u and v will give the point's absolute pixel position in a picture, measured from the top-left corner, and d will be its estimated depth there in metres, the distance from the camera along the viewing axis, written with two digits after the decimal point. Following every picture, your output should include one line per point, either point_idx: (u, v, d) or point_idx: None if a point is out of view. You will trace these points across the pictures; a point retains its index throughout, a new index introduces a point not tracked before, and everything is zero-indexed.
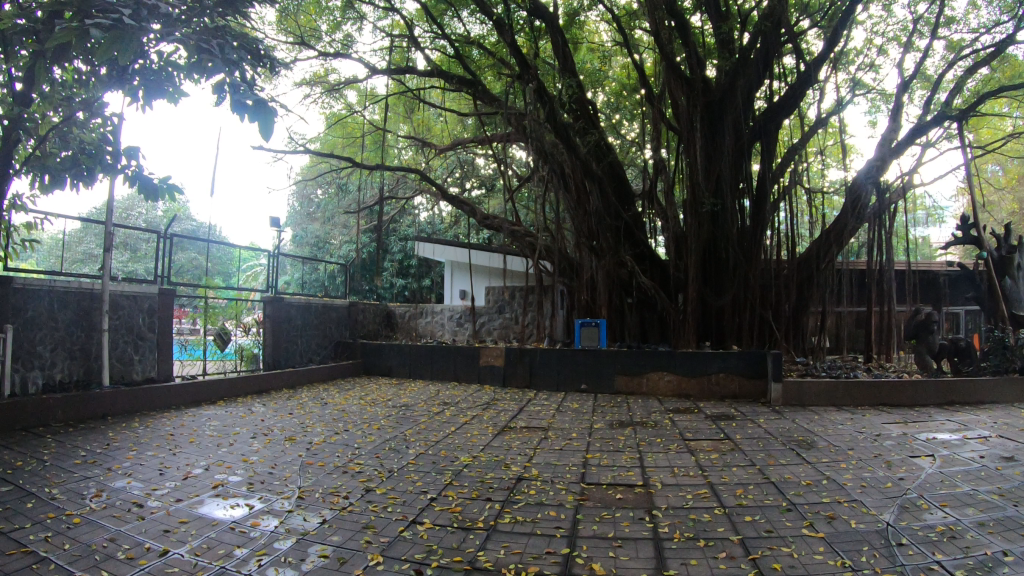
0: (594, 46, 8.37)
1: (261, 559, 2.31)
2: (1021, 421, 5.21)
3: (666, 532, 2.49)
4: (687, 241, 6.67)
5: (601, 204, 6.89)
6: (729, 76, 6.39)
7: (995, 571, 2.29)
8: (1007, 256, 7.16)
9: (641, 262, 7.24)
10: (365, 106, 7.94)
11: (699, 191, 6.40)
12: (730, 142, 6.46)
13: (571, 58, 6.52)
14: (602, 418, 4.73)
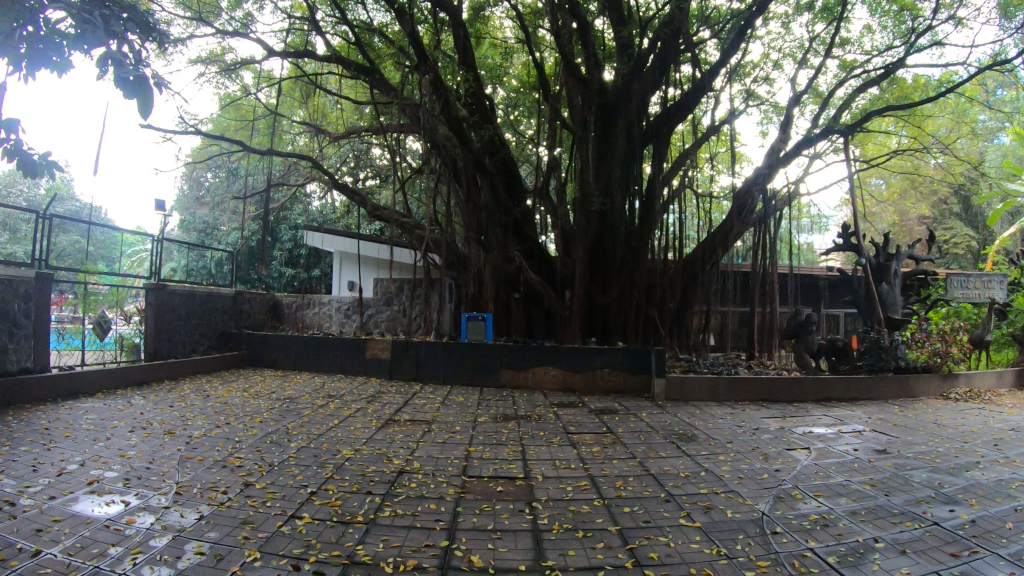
0: (497, 42, 8.41)
1: (137, 558, 2.20)
2: (892, 417, 5.57)
3: (545, 524, 2.52)
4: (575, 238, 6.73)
5: (491, 198, 6.89)
6: (625, 80, 6.48)
7: (864, 557, 2.44)
8: (885, 263, 7.69)
9: (529, 258, 7.29)
10: (261, 88, 7.69)
11: (588, 189, 6.51)
12: (622, 144, 6.58)
13: (471, 53, 6.49)
14: (487, 412, 4.76)
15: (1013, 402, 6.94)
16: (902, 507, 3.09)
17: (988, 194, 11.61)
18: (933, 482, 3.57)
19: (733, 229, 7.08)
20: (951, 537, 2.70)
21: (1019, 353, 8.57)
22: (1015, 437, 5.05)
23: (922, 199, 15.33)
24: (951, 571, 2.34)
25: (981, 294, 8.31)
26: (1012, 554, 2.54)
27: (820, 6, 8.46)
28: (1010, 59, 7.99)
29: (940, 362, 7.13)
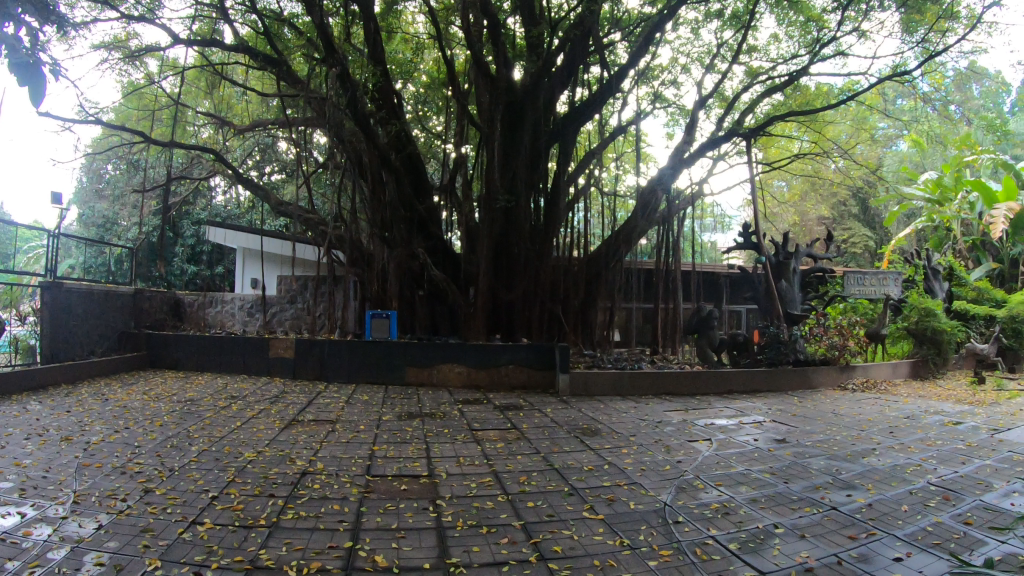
0: (408, 37, 8.38)
1: (32, 572, 2.10)
2: (790, 409, 5.83)
3: (450, 521, 2.53)
4: (480, 235, 6.76)
5: (396, 195, 6.85)
6: (534, 79, 6.47)
7: (764, 542, 2.54)
8: (784, 261, 7.98)
9: (433, 255, 7.26)
10: (166, 77, 7.41)
11: (494, 187, 6.54)
12: (528, 143, 6.65)
13: (381, 48, 6.45)
14: (391, 410, 4.73)
15: (905, 391, 7.34)
16: (801, 493, 3.24)
17: (882, 196, 12.24)
18: (830, 469, 3.74)
19: (637, 227, 7.26)
20: (848, 520, 2.85)
21: (912, 345, 9.08)
22: (908, 425, 5.35)
23: (822, 201, 16.05)
24: (847, 553, 2.47)
25: (877, 291, 8.84)
26: (904, 535, 2.69)
27: (729, 14, 8.78)
28: (905, 70, 8.49)
29: (837, 355, 7.52)
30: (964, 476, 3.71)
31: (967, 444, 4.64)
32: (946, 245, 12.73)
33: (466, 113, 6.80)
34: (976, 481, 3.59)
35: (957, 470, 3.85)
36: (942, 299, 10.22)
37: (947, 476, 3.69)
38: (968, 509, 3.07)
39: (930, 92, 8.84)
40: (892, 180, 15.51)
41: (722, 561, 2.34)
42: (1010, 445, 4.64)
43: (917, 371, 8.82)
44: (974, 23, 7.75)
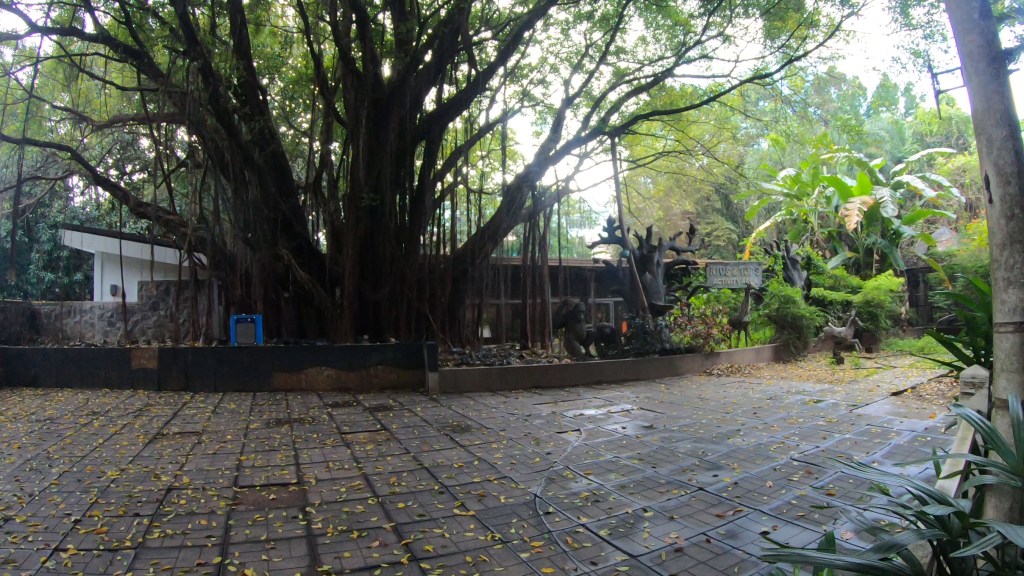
0: (276, 32, 8.17)
1: None
2: (654, 396, 6.12)
3: (320, 528, 2.51)
4: (344, 235, 6.73)
5: (260, 195, 6.68)
6: (400, 77, 6.50)
7: (634, 527, 2.67)
8: (647, 254, 8.31)
9: (298, 255, 7.11)
10: (19, 68, 6.89)
11: (359, 186, 6.53)
12: (393, 140, 6.66)
13: (246, 42, 6.27)
14: (259, 418, 4.61)
15: (767, 374, 7.85)
16: (669, 476, 3.42)
17: (742, 192, 12.98)
18: (696, 451, 3.96)
19: (502, 224, 7.46)
20: (715, 500, 3.03)
21: (775, 331, 9.70)
22: (770, 405, 5.73)
23: (687, 197, 16.85)
24: (713, 530, 2.63)
25: (739, 281, 9.17)
26: (770, 509, 2.89)
27: (598, 17, 9.08)
28: (767, 74, 9.05)
29: (702, 342, 7.97)
30: (824, 450, 4.01)
31: (826, 420, 5.02)
32: (805, 237, 13.66)
33: (331, 110, 6.71)
34: (832, 454, 3.89)
35: (818, 445, 4.16)
36: (801, 287, 10.99)
37: (809, 451, 3.98)
38: (826, 481, 3.33)
39: (788, 95, 9.49)
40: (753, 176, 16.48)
41: (593, 548, 2.44)
42: (865, 418, 5.05)
43: (780, 354, 9.44)
44: (830, 31, 8.35)
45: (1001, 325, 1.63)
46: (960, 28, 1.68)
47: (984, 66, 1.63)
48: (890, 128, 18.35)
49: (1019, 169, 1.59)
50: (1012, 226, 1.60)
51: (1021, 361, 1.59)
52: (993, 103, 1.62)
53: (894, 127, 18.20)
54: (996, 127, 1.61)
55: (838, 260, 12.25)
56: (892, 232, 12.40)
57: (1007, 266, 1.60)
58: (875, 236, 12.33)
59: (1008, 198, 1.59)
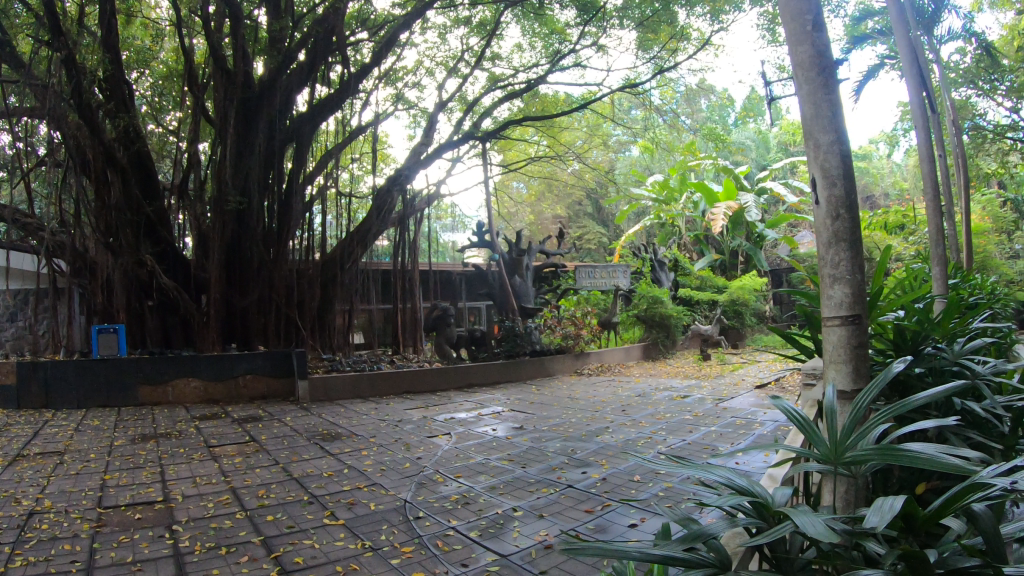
0: (147, 23, 7.84)
1: None
2: (524, 397, 6.33)
3: (187, 546, 2.50)
4: (210, 239, 6.53)
5: (122, 195, 6.39)
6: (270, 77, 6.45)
7: (504, 527, 2.80)
8: (516, 258, 8.67)
9: (162, 261, 6.80)
10: None
11: (225, 188, 6.35)
12: (262, 141, 6.56)
13: (116, 35, 6.23)
14: (123, 433, 4.44)
15: (636, 372, 8.25)
16: (538, 475, 3.58)
17: (612, 197, 13.50)
18: (565, 450, 4.16)
19: (371, 228, 7.54)
20: (584, 496, 3.21)
21: (643, 331, 10.17)
22: (638, 402, 6.04)
23: (559, 201, 17.31)
24: (583, 526, 2.81)
25: (608, 283, 9.56)
26: (638, 503, 3.08)
27: (475, 22, 9.23)
28: (639, 84, 9.49)
29: (571, 343, 8.37)
30: (688, 443, 4.30)
31: (691, 415, 5.36)
32: (672, 240, 14.36)
33: (199, 109, 6.53)
34: (696, 447, 4.18)
35: (683, 438, 4.46)
36: (669, 288, 11.57)
37: (674, 445, 4.25)
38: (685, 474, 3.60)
39: (658, 104, 9.98)
40: (623, 182, 17.16)
41: (463, 550, 2.55)
42: (729, 411, 5.42)
43: (649, 353, 9.93)
44: (698, 45, 8.87)
45: (829, 318, 1.68)
46: (792, 38, 1.74)
47: (815, 74, 1.70)
48: (753, 136, 19.53)
49: (844, 171, 1.68)
50: (836, 225, 1.67)
51: (848, 352, 1.65)
52: (822, 108, 1.69)
53: (756, 137, 19.40)
54: (823, 132, 1.69)
55: (704, 262, 12.98)
56: (756, 235, 13.27)
57: (833, 264, 1.67)
58: (739, 239, 13.14)
59: (834, 199, 1.67)
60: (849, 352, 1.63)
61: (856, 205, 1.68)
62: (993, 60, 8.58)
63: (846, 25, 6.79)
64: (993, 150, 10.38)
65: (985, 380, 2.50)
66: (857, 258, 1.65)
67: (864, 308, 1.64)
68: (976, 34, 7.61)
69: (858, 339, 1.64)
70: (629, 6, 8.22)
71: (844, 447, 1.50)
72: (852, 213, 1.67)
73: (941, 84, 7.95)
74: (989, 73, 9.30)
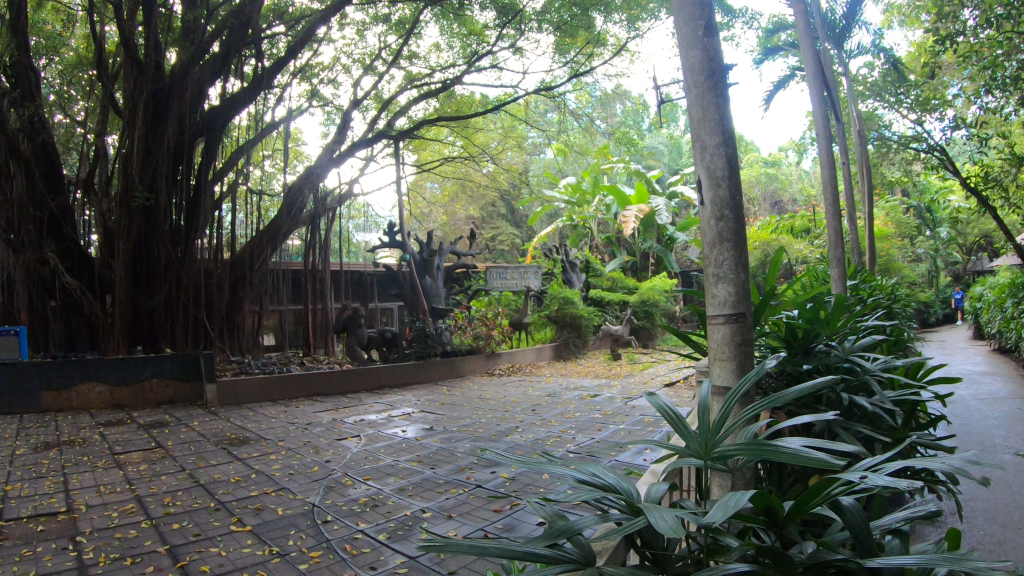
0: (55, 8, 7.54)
1: None
2: (434, 398, 6.39)
3: (91, 558, 2.46)
4: (115, 236, 6.31)
5: (25, 189, 6.13)
6: (181, 69, 6.30)
7: (412, 528, 2.87)
8: (427, 258, 8.72)
9: (66, 259, 6.51)
10: None
11: (133, 182, 6.19)
12: (170, 135, 6.38)
13: (23, 20, 6.08)
14: (20, 441, 4.27)
15: (548, 372, 8.43)
16: (447, 476, 3.66)
17: (526, 199, 13.70)
18: (475, 450, 4.25)
19: (282, 227, 7.44)
20: (492, 496, 3.31)
21: (555, 332, 10.38)
22: (548, 402, 6.19)
23: (472, 202, 17.42)
24: (492, 526, 2.90)
25: (519, 283, 9.71)
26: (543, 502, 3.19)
27: (394, 20, 9.24)
28: (556, 87, 9.67)
29: (482, 344, 8.51)
30: (595, 442, 4.46)
31: (599, 414, 5.54)
32: (584, 242, 14.68)
33: (106, 101, 6.32)
34: (601, 446, 4.34)
35: (590, 437, 4.61)
36: (580, 289, 11.83)
37: (581, 444, 4.40)
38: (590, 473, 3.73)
39: (575, 107, 10.21)
40: (537, 184, 17.44)
41: (372, 553, 2.60)
42: (637, 410, 5.64)
43: (560, 353, 10.15)
44: (614, 51, 9.13)
45: (714, 317, 1.83)
46: (685, 42, 1.88)
47: (703, 79, 1.84)
48: (665, 142, 20.19)
49: (728, 174, 1.83)
50: (721, 226, 1.82)
51: (731, 349, 1.80)
52: (710, 112, 1.83)
53: (667, 144, 20.05)
54: (710, 135, 1.84)
55: (615, 264, 13.33)
56: (666, 238, 13.75)
57: (718, 263, 1.82)
58: (650, 242, 13.54)
59: (718, 201, 1.82)
60: (734, 348, 1.78)
61: (738, 207, 1.83)
62: (899, 75, 9.09)
63: (759, 36, 7.12)
64: (887, 161, 11.01)
65: (873, 376, 2.74)
66: (739, 259, 1.81)
67: (746, 307, 1.80)
68: (880, 51, 8.15)
69: (742, 337, 1.80)
70: (549, 9, 8.38)
71: (712, 442, 1.59)
72: (735, 215, 1.82)
73: (849, 95, 8.43)
74: (894, 87, 9.85)
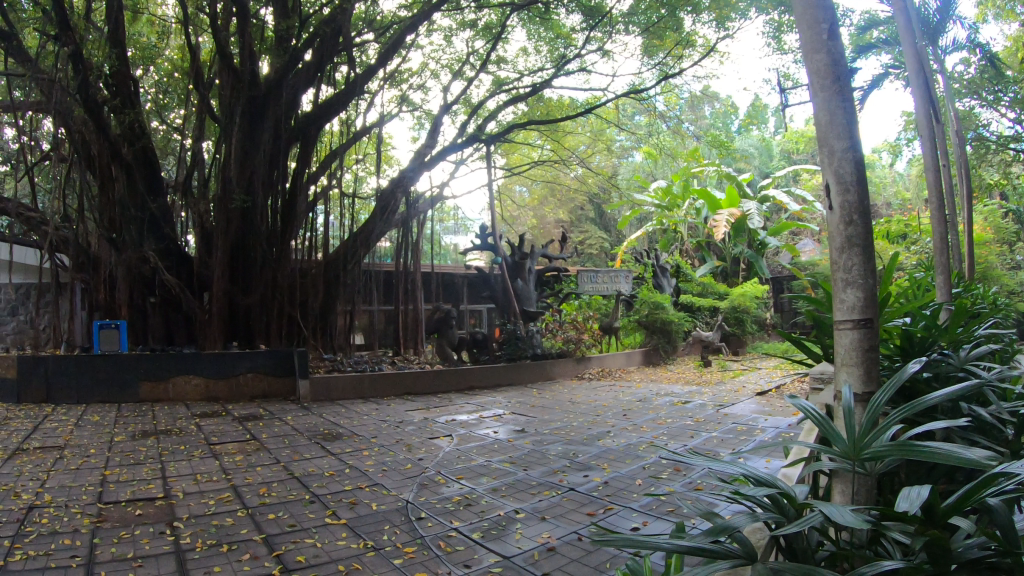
0: (152, 20, 7.89)
1: None
2: (525, 401, 6.31)
3: (188, 543, 2.47)
4: (215, 236, 6.50)
5: (127, 191, 6.41)
6: (277, 75, 6.41)
7: (506, 529, 2.77)
8: (519, 262, 8.64)
9: (166, 257, 6.78)
10: None
11: (230, 186, 6.38)
12: (266, 138, 6.51)
13: (122, 30, 6.24)
14: (122, 430, 4.41)
15: (637, 377, 8.22)
16: (540, 478, 3.55)
17: (615, 202, 13.52)
18: (567, 453, 4.13)
19: (376, 229, 7.52)
20: (586, 499, 3.18)
21: (645, 336, 10.13)
22: (640, 407, 6.00)
23: (562, 206, 17.34)
24: (584, 529, 2.77)
25: (610, 287, 9.53)
26: (640, 506, 3.05)
27: (480, 25, 9.24)
28: (643, 89, 9.45)
29: (572, 347, 8.39)
30: (689, 449, 4.27)
31: (692, 420, 5.33)
32: (674, 246, 14.34)
33: (206, 107, 6.51)
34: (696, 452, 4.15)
35: (684, 443, 4.42)
36: (670, 294, 11.51)
37: (676, 450, 4.22)
38: (689, 478, 3.54)
39: (663, 110, 9.96)
40: (626, 187, 17.17)
41: (466, 551, 2.52)
42: (731, 418, 5.39)
43: (650, 358, 9.89)
44: (703, 52, 8.86)
45: (842, 322, 1.66)
46: (808, 47, 1.74)
47: (831, 81, 1.68)
48: (757, 144, 19.58)
49: (858, 179, 1.67)
50: (850, 231, 1.65)
51: (860, 355, 1.63)
52: (837, 116, 1.68)
53: (760, 145, 19.53)
54: (837, 139, 1.68)
55: (706, 268, 12.93)
56: (757, 242, 13.27)
57: (846, 268, 1.65)
58: (741, 246, 13.09)
59: (846, 206, 1.66)
60: (862, 354, 1.62)
61: (869, 211, 1.66)
62: (996, 72, 8.50)
63: (852, 34, 6.73)
64: (991, 162, 10.29)
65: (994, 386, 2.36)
66: (869, 263, 1.63)
67: (876, 312, 1.63)
68: (983, 46, 7.60)
69: (871, 342, 1.63)
70: (635, 12, 8.20)
71: (862, 444, 1.50)
72: (865, 219, 1.65)
73: (945, 93, 7.89)
74: (994, 83, 9.22)
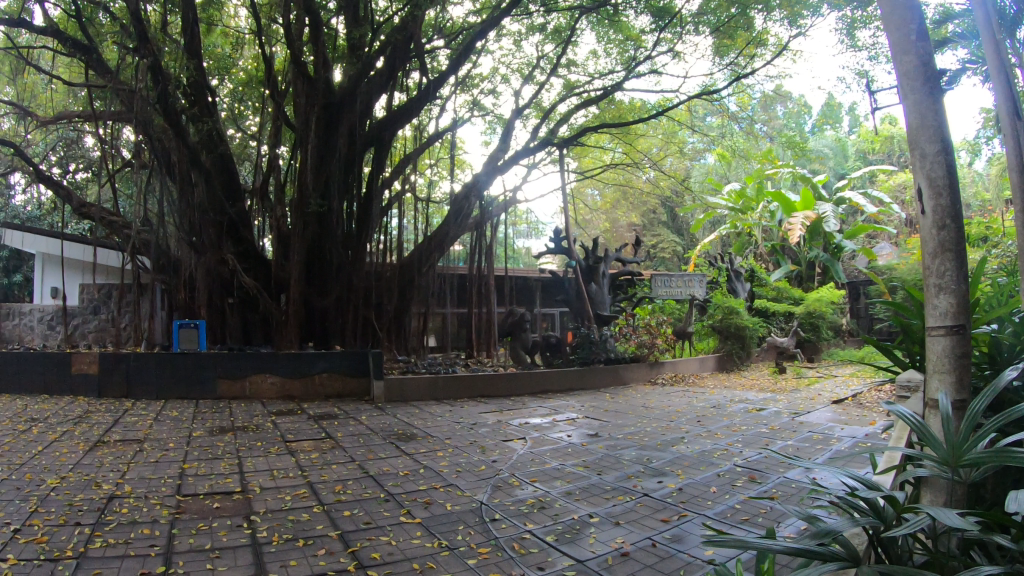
0: (227, 31, 8.13)
1: None
2: (598, 406, 6.21)
3: (264, 537, 2.49)
4: (291, 241, 6.64)
5: (206, 197, 6.62)
6: (350, 82, 6.50)
7: (580, 532, 2.70)
8: (593, 265, 8.53)
9: (244, 260, 6.99)
10: None
11: (306, 191, 6.50)
12: (341, 144, 6.61)
13: (197, 41, 6.37)
14: (201, 426, 4.51)
15: (711, 384, 8.00)
16: (614, 483, 3.47)
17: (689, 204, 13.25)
18: (642, 458, 4.02)
19: (449, 232, 7.55)
20: (661, 505, 3.08)
21: (719, 341, 9.87)
22: (715, 414, 5.83)
23: (634, 209, 17.11)
24: (659, 535, 2.68)
25: (683, 291, 9.33)
26: (716, 513, 2.93)
27: (550, 29, 9.19)
28: (716, 90, 9.23)
29: (646, 352, 8.24)
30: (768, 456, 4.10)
31: (770, 428, 5.13)
32: (748, 249, 13.96)
33: (282, 115, 6.65)
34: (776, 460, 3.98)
35: (762, 451, 4.25)
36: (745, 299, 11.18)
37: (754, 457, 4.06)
38: (769, 485, 3.40)
39: (737, 111, 9.71)
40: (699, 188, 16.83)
41: (540, 554, 2.46)
42: (810, 426, 5.17)
43: (724, 364, 9.62)
44: (777, 51, 8.60)
45: (933, 329, 1.58)
46: (896, 48, 1.63)
47: (920, 80, 1.58)
48: (834, 144, 18.95)
49: (951, 182, 1.56)
50: (942, 236, 1.55)
51: (954, 362, 1.54)
52: (929, 117, 1.57)
53: (838, 145, 18.88)
54: (929, 141, 1.57)
55: (782, 271, 12.54)
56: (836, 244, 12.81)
57: (938, 274, 1.56)
58: (816, 250, 12.65)
59: (939, 210, 1.55)
60: (955, 361, 1.52)
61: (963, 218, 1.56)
62: None
63: None
64: None
65: None
66: (963, 271, 1.54)
67: (969, 321, 1.54)
68: None
69: (965, 349, 1.54)
70: (706, 11, 8.01)
71: (962, 451, 1.43)
72: (959, 224, 1.55)
73: None
74: None
